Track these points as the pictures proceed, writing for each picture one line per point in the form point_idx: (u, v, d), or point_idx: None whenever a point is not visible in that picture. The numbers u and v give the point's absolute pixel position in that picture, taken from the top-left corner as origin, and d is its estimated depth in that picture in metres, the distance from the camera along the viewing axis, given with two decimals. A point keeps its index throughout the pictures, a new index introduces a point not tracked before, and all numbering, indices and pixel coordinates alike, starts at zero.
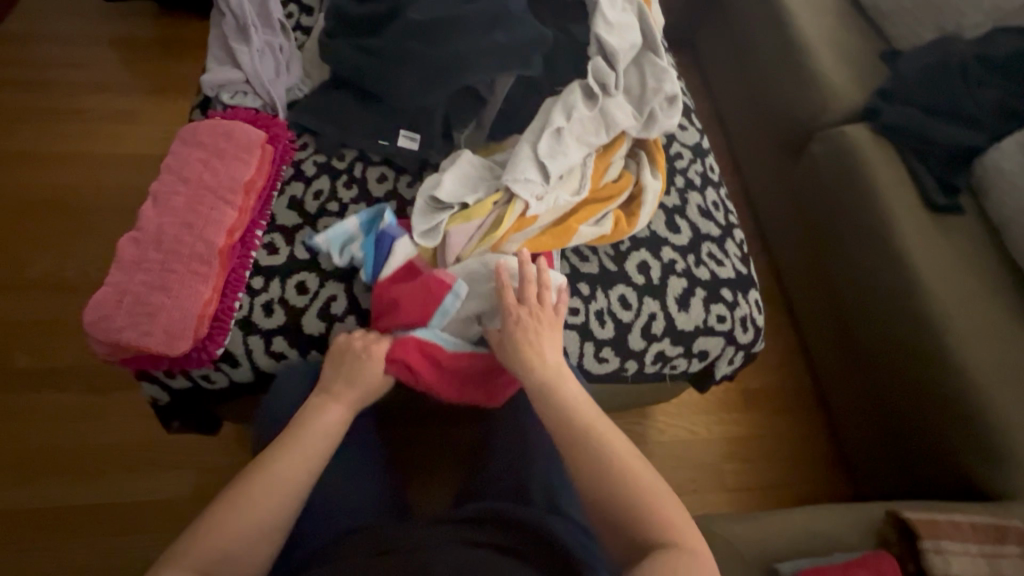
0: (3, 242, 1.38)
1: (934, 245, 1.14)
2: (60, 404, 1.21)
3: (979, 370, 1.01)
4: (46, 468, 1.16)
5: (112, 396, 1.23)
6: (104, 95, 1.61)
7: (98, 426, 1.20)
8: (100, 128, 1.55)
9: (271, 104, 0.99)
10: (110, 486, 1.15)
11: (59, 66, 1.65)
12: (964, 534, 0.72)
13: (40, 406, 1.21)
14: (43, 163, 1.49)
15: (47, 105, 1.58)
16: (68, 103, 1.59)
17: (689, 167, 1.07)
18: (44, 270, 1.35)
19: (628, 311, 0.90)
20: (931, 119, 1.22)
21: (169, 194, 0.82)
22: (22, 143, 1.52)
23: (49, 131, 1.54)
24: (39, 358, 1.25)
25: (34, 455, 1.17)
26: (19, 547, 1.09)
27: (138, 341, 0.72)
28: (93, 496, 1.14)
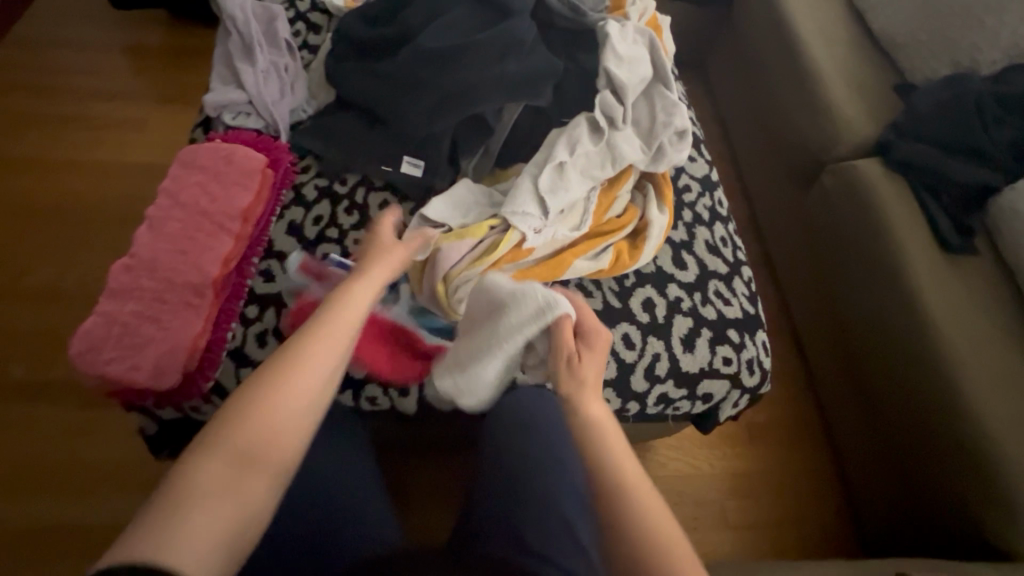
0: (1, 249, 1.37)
1: (949, 287, 1.11)
2: (50, 418, 1.19)
3: (993, 420, 0.97)
4: (34, 484, 1.13)
5: (104, 412, 1.20)
6: (110, 103, 1.60)
7: (88, 442, 1.17)
8: (105, 137, 1.55)
9: (274, 125, 0.97)
10: (97, 507, 1.12)
11: (67, 72, 1.65)
12: None
13: (31, 420, 1.19)
14: (47, 170, 1.48)
15: (53, 112, 1.57)
16: (74, 110, 1.58)
17: (697, 202, 1.05)
18: (42, 280, 1.33)
19: (632, 350, 0.87)
20: (945, 157, 1.20)
21: (165, 219, 0.80)
22: (25, 149, 1.51)
23: (55, 139, 1.53)
24: (33, 372, 1.23)
25: (21, 471, 1.14)
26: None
27: (125, 375, 0.70)
28: (79, 516, 1.11)
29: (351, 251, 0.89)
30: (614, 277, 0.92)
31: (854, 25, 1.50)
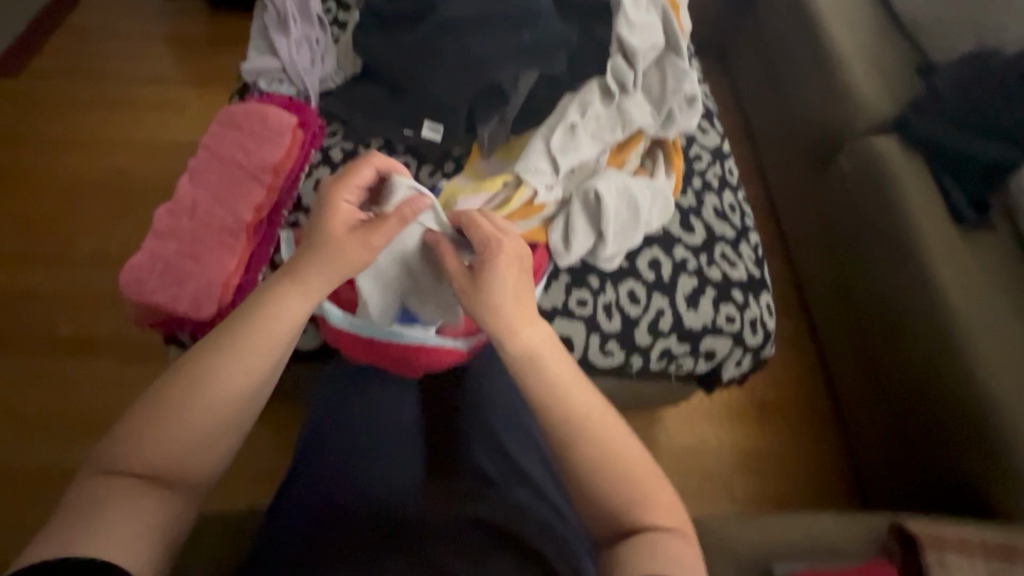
0: (49, 215, 1.46)
1: (962, 261, 1.11)
2: (92, 369, 1.27)
3: (1001, 390, 0.97)
4: (72, 428, 1.21)
5: (135, 366, 1.28)
6: (154, 85, 1.70)
7: (125, 392, 1.25)
8: (147, 115, 1.64)
9: (304, 92, 1.04)
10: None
11: (115, 57, 1.75)
12: (971, 550, 0.70)
13: (73, 369, 1.27)
14: (92, 144, 1.58)
15: (100, 92, 1.67)
16: (120, 90, 1.68)
17: (708, 169, 1.07)
18: (85, 245, 1.42)
19: (637, 306, 0.91)
20: (964, 133, 1.19)
21: (205, 171, 0.88)
22: (73, 125, 1.61)
23: (100, 116, 1.63)
24: (76, 326, 1.31)
25: (61, 415, 1.22)
26: (42, 502, 1.14)
27: (167, 304, 0.77)
28: None
29: None
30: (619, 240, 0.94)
31: (876, 7, 1.50)
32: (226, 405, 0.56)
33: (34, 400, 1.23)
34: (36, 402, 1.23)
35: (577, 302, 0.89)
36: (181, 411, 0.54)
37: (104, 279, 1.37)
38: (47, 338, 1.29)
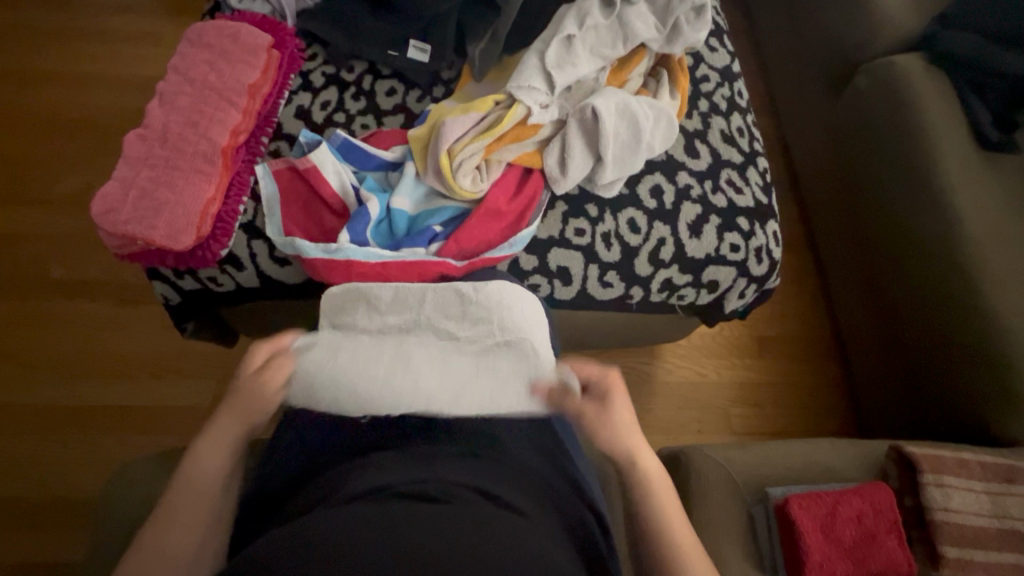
0: (21, 155, 1.38)
1: (981, 186, 1.05)
2: (75, 312, 1.22)
3: (1009, 315, 0.95)
4: (65, 371, 1.18)
5: (118, 306, 1.23)
6: (115, 9, 1.56)
7: (112, 334, 1.21)
8: (111, 43, 1.51)
9: (280, 10, 0.95)
10: (121, 389, 1.17)
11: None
12: (970, 471, 0.70)
13: (57, 312, 1.22)
14: (57, 80, 1.46)
15: (56, 20, 1.53)
16: (77, 15, 1.54)
17: (715, 91, 1.00)
18: (61, 186, 1.34)
19: (637, 235, 0.87)
20: (995, 47, 1.10)
21: (176, 94, 0.82)
22: (34, 56, 1.49)
23: (62, 46, 1.50)
24: (58, 271, 1.26)
25: (48, 358, 1.19)
26: (37, 441, 1.12)
27: (142, 234, 0.73)
28: (107, 397, 1.16)
29: (359, 135, 0.90)
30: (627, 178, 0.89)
31: None
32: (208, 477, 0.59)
33: (19, 342, 1.20)
34: (21, 343, 1.20)
35: (576, 232, 0.85)
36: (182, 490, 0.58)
37: (81, 221, 1.30)
38: (30, 281, 1.25)
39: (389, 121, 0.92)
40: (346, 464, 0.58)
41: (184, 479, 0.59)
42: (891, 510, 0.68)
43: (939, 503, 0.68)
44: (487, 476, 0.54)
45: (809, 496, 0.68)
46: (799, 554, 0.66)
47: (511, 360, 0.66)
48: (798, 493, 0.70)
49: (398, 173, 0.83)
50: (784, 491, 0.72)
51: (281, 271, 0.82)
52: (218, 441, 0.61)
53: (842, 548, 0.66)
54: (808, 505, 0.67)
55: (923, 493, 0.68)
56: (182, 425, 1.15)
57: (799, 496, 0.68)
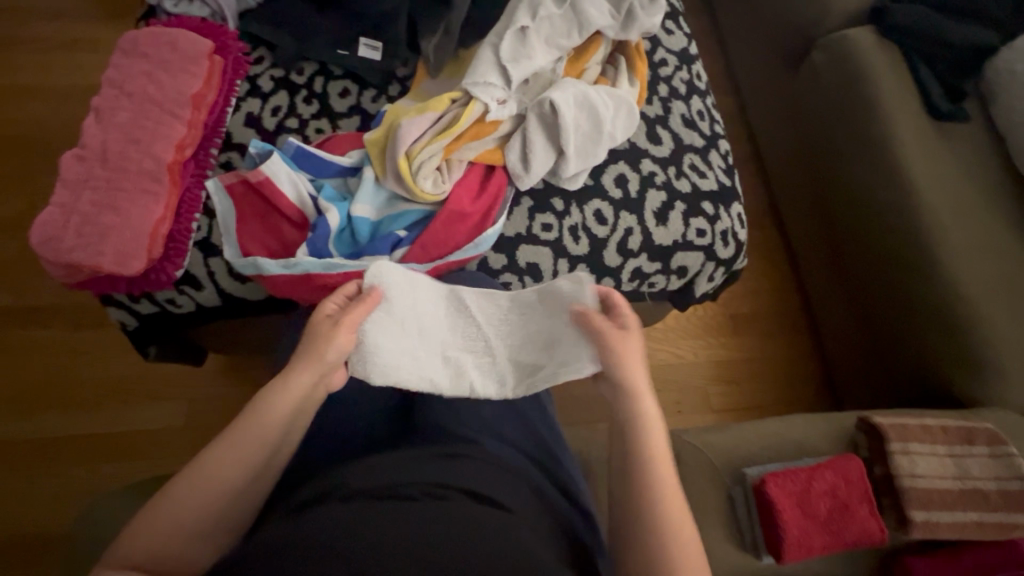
0: None
1: (935, 155, 1.08)
2: (30, 340, 1.17)
3: (967, 281, 0.99)
4: (26, 403, 1.12)
5: (78, 332, 1.18)
6: (42, 14, 1.45)
7: (72, 361, 1.16)
8: (43, 52, 1.42)
9: (220, 13, 0.91)
10: (89, 418, 1.12)
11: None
12: (934, 436, 0.73)
13: (9, 342, 1.16)
14: None
15: None
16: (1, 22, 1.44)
17: (674, 75, 1.00)
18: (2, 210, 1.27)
19: (604, 226, 0.86)
20: (940, 17, 1.12)
21: (113, 109, 0.78)
22: None
23: None
24: (5, 298, 1.19)
25: (5, 391, 1.13)
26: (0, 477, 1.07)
27: (89, 261, 0.70)
28: (73, 428, 1.12)
29: (314, 140, 0.87)
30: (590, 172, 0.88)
31: None
32: (241, 456, 0.53)
33: None
34: None
35: (542, 227, 0.85)
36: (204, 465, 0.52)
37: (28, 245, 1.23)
38: None
39: (344, 124, 0.89)
40: (334, 473, 0.56)
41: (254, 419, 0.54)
42: (862, 480, 0.71)
43: (905, 469, 0.70)
44: (476, 479, 0.54)
45: (783, 474, 0.70)
46: (778, 531, 0.67)
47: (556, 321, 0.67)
48: (775, 471, 0.71)
49: (357, 178, 0.81)
50: (760, 471, 0.74)
51: (242, 289, 0.79)
52: (289, 388, 0.56)
53: (819, 522, 0.69)
54: (783, 482, 0.69)
55: (891, 461, 0.71)
56: (155, 449, 1.12)
57: (775, 475, 0.70)
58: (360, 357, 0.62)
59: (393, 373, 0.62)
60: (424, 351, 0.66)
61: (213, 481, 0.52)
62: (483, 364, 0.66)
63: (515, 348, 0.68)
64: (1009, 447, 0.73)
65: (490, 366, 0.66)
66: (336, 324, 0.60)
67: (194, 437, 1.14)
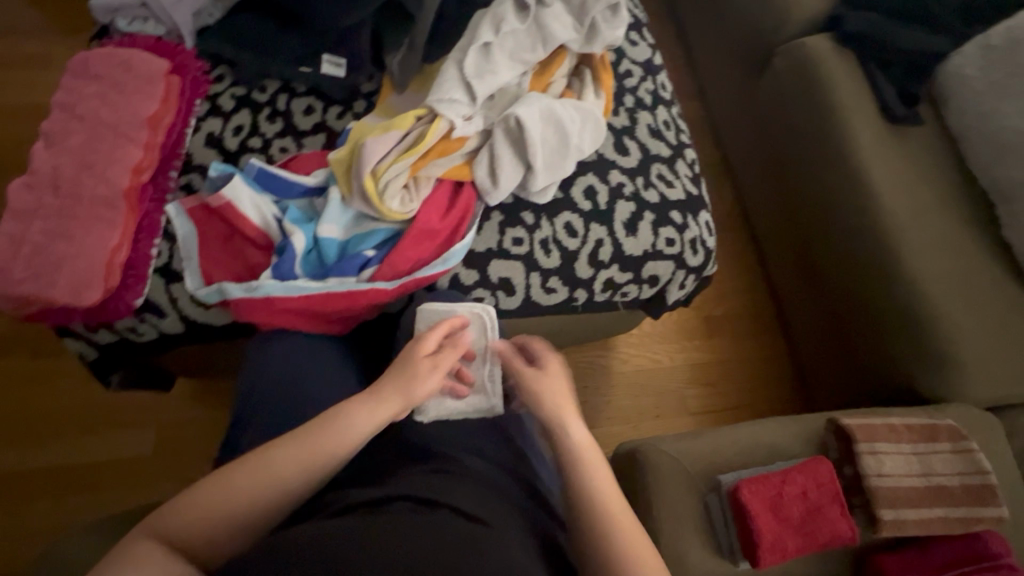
0: None
1: (893, 158, 1.11)
2: None
3: (927, 280, 1.02)
4: None
5: (37, 360, 1.13)
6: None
7: (32, 393, 1.11)
8: None
9: (176, 31, 0.89)
10: (51, 449, 1.08)
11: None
12: (899, 435, 0.74)
13: None
14: None
15: None
16: None
17: (639, 86, 1.01)
18: None
19: (575, 238, 0.87)
20: (892, 25, 1.16)
21: (64, 133, 0.75)
22: None
23: None
24: None
25: None
26: None
27: (41, 294, 0.67)
28: (36, 461, 1.07)
29: (278, 160, 0.85)
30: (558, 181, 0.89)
31: None
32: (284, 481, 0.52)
33: None
34: None
35: (513, 241, 0.85)
36: (245, 479, 0.52)
37: None
38: None
39: (309, 142, 0.88)
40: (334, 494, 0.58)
41: (313, 443, 0.54)
42: (832, 482, 0.72)
43: (873, 470, 0.72)
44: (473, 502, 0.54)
45: (757, 480, 0.71)
46: (753, 536, 0.68)
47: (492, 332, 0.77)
48: (749, 478, 0.72)
49: (323, 199, 0.79)
50: (734, 477, 0.75)
51: (205, 315, 0.77)
52: (376, 410, 0.57)
53: (792, 526, 0.70)
54: (757, 488, 0.70)
55: (859, 463, 0.72)
56: (122, 480, 1.08)
57: (748, 481, 0.71)
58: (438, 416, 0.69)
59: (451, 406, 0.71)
60: None
61: (227, 503, 0.51)
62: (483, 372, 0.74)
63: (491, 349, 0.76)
64: (969, 442, 0.76)
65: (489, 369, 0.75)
66: (431, 367, 0.62)
67: (166, 463, 1.10)
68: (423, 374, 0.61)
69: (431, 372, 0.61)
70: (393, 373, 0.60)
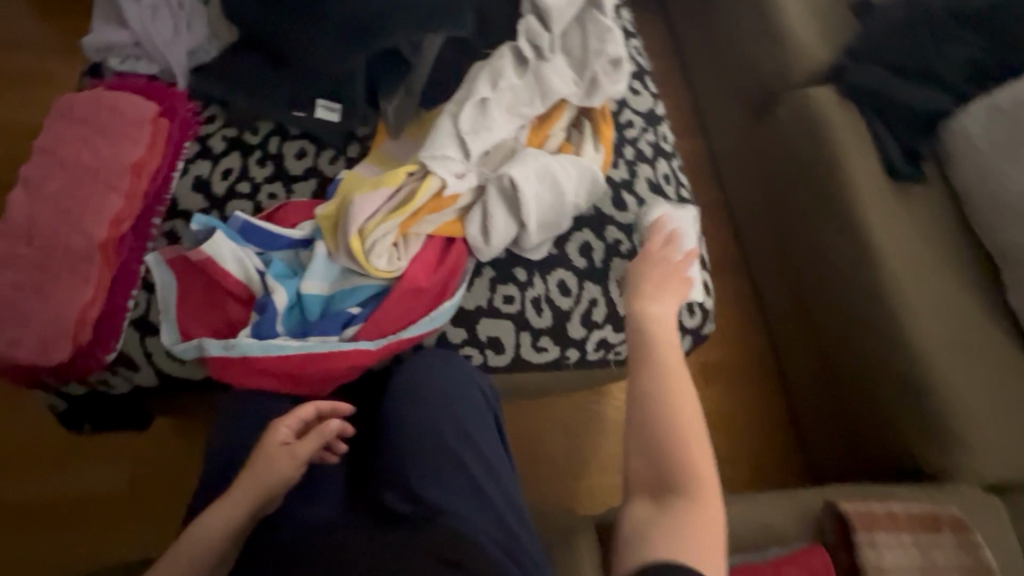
0: None
1: (896, 218, 1.09)
2: None
3: (928, 347, 0.99)
4: None
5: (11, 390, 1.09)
6: None
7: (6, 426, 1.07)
8: None
9: (169, 70, 0.88)
10: (20, 486, 1.04)
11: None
12: (900, 525, 0.71)
13: None
14: None
15: None
16: None
17: (640, 137, 0.99)
18: None
19: (568, 297, 0.84)
20: (897, 81, 1.15)
21: (43, 179, 0.73)
22: None
23: None
24: None
25: None
26: None
27: (7, 352, 0.66)
28: (3, 499, 1.03)
29: (266, 206, 0.83)
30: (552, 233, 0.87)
31: None
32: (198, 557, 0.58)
33: None
34: None
35: (504, 299, 0.82)
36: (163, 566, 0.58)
37: None
38: None
39: (299, 188, 0.85)
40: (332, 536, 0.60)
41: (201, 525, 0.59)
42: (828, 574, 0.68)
43: (872, 563, 0.68)
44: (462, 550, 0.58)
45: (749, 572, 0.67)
46: None
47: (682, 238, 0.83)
48: (741, 567, 0.69)
49: (309, 251, 0.77)
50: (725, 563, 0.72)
51: (181, 370, 0.74)
52: (232, 504, 0.60)
53: None
54: None
55: (857, 555, 0.69)
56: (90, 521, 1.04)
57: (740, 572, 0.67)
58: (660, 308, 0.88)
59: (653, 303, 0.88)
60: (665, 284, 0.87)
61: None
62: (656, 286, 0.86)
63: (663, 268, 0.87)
64: (974, 535, 0.72)
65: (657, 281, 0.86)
66: (283, 456, 0.63)
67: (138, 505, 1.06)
68: (276, 466, 0.62)
69: (281, 463, 0.63)
70: (244, 469, 0.63)
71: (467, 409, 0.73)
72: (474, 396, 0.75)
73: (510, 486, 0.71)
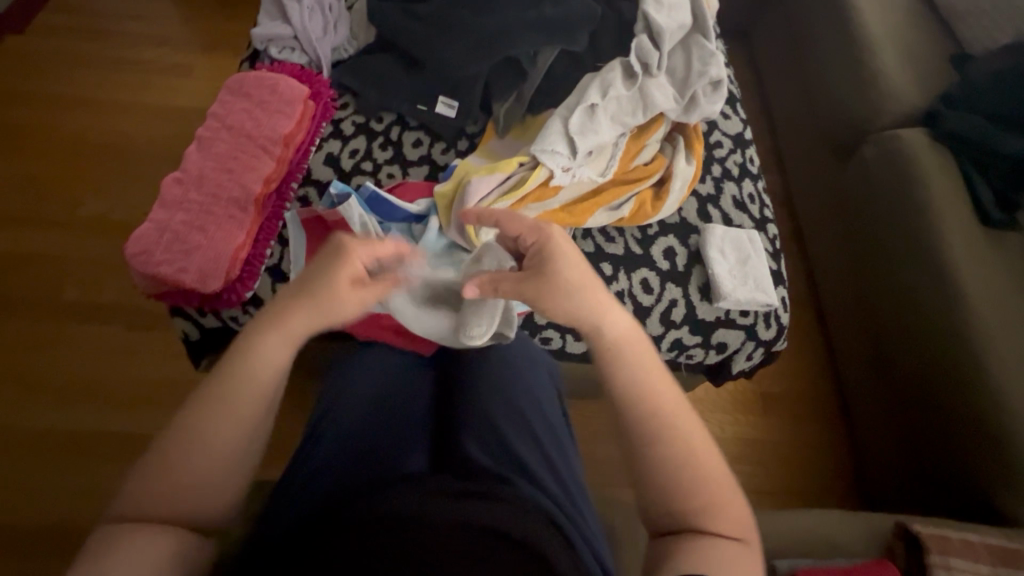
0: (49, 179, 1.39)
1: (985, 264, 1.08)
2: (92, 337, 1.23)
3: (1013, 393, 0.96)
4: (76, 396, 1.18)
5: (152, 334, 1.25)
6: (154, 44, 1.60)
7: (124, 362, 1.21)
8: (147, 76, 1.55)
9: (316, 62, 1.01)
10: (134, 417, 1.17)
11: (104, 12, 1.64)
12: (976, 553, 0.70)
13: (74, 336, 1.23)
14: (91, 109, 1.49)
15: (97, 49, 1.58)
16: (116, 48, 1.59)
17: (728, 157, 1.04)
18: (92, 211, 1.36)
19: (650, 295, 0.89)
20: (996, 128, 1.14)
21: (214, 141, 0.86)
22: (71, 85, 1.52)
23: (101, 76, 1.54)
24: (84, 293, 1.27)
25: (62, 383, 1.19)
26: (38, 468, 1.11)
27: (174, 276, 0.77)
28: (115, 424, 1.16)
29: (385, 184, 0.93)
30: (636, 226, 0.94)
31: None
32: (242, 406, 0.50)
33: (33, 364, 1.20)
34: (35, 365, 1.20)
35: None
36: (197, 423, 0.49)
37: (106, 250, 1.32)
38: (47, 304, 1.26)
39: (414, 172, 0.95)
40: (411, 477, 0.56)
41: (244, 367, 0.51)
42: None
43: None
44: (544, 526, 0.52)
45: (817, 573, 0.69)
46: None
47: (749, 250, 0.94)
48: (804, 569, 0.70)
49: (422, 226, 0.86)
50: (790, 565, 0.73)
51: None
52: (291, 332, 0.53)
53: None
54: None
55: None
56: None
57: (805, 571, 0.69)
58: (737, 301, 0.90)
59: (737, 298, 0.89)
60: (745, 280, 0.91)
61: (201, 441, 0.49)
62: (743, 283, 0.91)
63: (747, 272, 0.92)
64: None
65: (739, 280, 0.91)
66: (351, 281, 0.55)
67: None
68: (348, 296, 0.55)
69: (342, 285, 0.55)
70: (302, 292, 0.54)
71: (531, 384, 0.70)
72: (539, 379, 0.71)
73: (576, 464, 0.67)
